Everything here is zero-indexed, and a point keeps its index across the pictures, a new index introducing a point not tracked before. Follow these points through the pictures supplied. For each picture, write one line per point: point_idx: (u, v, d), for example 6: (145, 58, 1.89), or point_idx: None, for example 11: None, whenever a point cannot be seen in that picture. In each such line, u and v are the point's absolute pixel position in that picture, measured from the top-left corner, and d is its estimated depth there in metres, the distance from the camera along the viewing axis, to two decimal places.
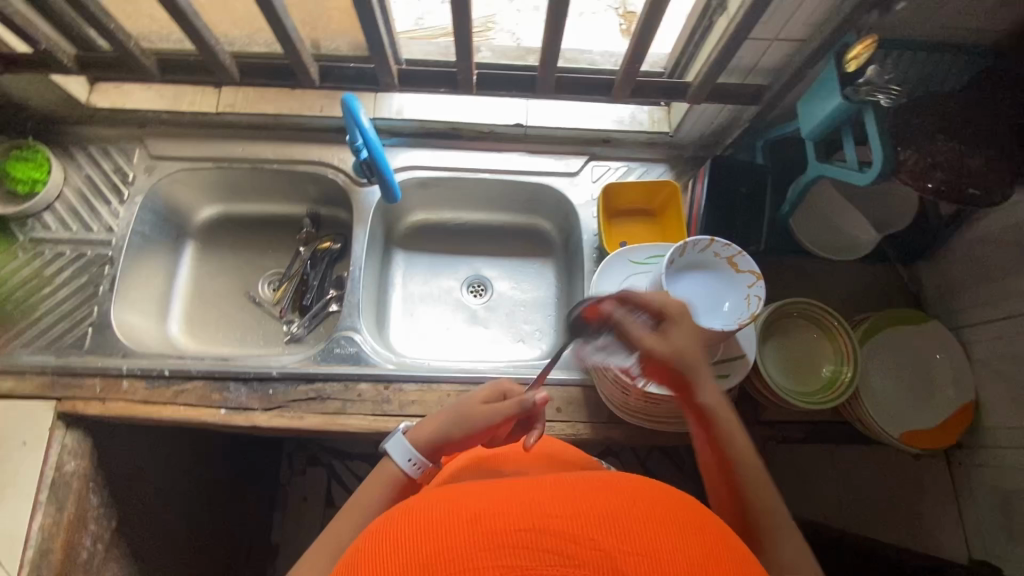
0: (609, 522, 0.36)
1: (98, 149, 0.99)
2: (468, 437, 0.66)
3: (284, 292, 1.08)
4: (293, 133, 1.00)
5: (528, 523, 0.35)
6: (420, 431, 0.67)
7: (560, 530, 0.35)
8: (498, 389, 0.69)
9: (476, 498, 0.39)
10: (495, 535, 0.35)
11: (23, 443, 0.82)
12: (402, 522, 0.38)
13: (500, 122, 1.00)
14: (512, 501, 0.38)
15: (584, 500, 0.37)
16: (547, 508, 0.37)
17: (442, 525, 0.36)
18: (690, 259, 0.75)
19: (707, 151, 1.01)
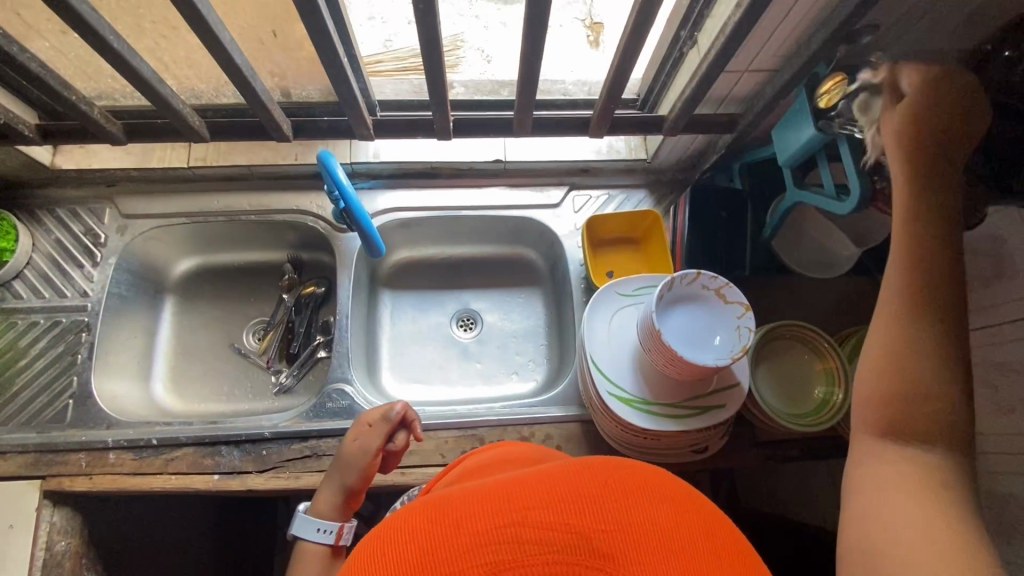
0: (584, 498, 0.35)
1: (66, 211, 0.96)
2: (360, 478, 0.74)
3: (270, 341, 1.06)
4: (269, 182, 0.98)
5: (501, 517, 0.34)
6: (322, 499, 0.75)
7: (540, 517, 0.33)
8: (359, 424, 0.77)
9: (438, 502, 0.36)
10: (468, 537, 0.33)
11: (9, 526, 0.79)
12: (372, 539, 0.36)
13: (479, 158, 0.99)
14: (480, 497, 0.35)
15: (552, 482, 0.36)
16: (518, 497, 0.35)
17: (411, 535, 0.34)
18: (679, 292, 0.75)
19: (686, 174, 1.02)
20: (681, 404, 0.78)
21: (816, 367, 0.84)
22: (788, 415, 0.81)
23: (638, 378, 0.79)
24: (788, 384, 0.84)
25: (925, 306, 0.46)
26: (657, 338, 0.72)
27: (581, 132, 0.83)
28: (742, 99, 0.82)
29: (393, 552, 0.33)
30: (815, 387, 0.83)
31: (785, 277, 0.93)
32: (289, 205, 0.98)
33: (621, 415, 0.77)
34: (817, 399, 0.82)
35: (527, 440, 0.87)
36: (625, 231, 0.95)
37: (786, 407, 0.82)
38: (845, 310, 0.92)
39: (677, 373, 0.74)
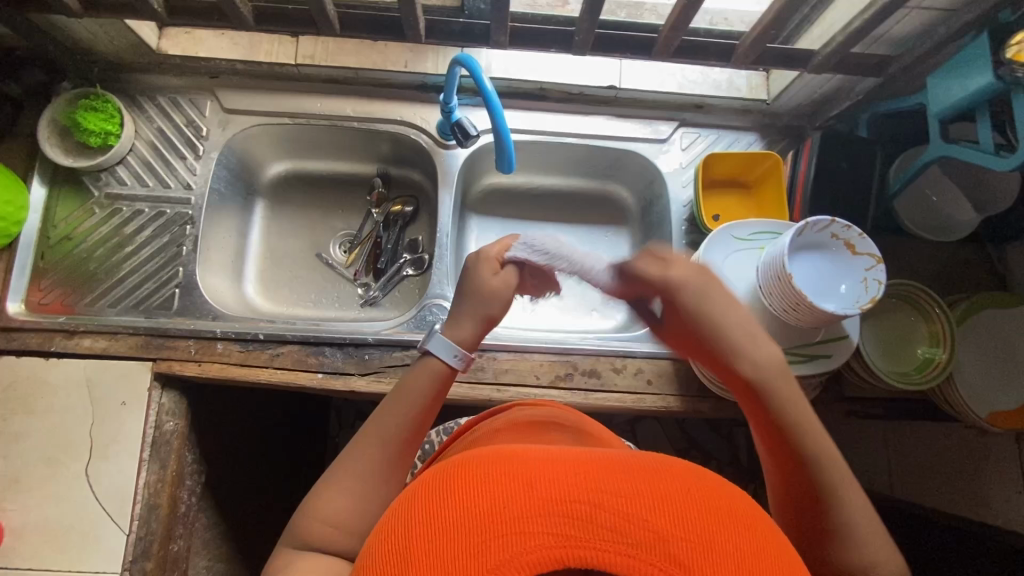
0: (655, 502, 0.38)
1: (167, 100, 0.94)
2: (501, 307, 0.67)
3: (357, 255, 1.06)
4: (374, 89, 0.96)
5: (577, 493, 0.38)
6: (460, 327, 0.66)
7: (612, 506, 0.37)
8: (492, 257, 0.67)
9: (528, 462, 0.41)
10: (549, 504, 0.37)
11: (122, 403, 0.83)
12: (465, 478, 0.41)
13: (592, 82, 0.95)
14: (563, 472, 0.40)
15: (626, 475, 0.40)
16: (598, 482, 0.39)
17: (498, 488, 0.39)
18: (806, 240, 0.74)
19: (802, 121, 0.98)
20: (787, 350, 0.78)
21: (921, 328, 0.83)
22: (888, 372, 0.82)
23: None
24: (888, 343, 0.84)
25: (783, 439, 0.57)
26: (783, 282, 0.71)
27: (722, 63, 0.78)
28: (899, 41, 0.77)
29: (482, 498, 0.39)
30: (917, 346, 0.83)
31: (896, 237, 0.92)
32: (393, 115, 0.96)
33: None
34: (919, 359, 0.82)
35: (619, 371, 0.88)
36: (737, 171, 0.92)
37: (886, 365, 0.82)
38: (952, 277, 0.91)
39: (797, 320, 0.74)
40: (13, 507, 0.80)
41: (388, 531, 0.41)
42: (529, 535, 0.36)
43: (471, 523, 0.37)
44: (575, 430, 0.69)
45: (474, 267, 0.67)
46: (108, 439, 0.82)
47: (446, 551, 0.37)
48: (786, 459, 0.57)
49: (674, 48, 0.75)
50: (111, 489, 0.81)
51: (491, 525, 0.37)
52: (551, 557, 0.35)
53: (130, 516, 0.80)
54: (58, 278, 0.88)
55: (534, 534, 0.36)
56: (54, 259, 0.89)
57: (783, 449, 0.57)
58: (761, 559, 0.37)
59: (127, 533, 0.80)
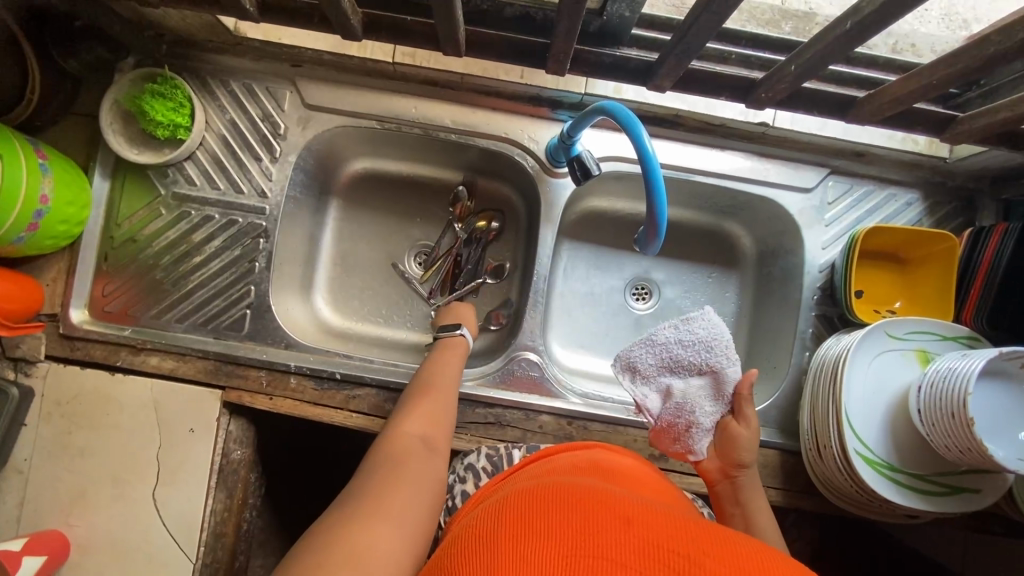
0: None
1: (242, 88, 0.82)
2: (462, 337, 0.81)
3: (435, 273, 0.97)
4: (478, 97, 0.81)
5: (675, 545, 0.40)
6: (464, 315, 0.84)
7: (711, 568, 0.38)
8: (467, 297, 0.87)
9: (628, 508, 0.44)
10: (649, 546, 0.39)
11: (190, 429, 0.78)
12: (565, 497, 0.45)
13: (740, 116, 0.79)
14: (667, 526, 0.42)
15: (729, 551, 0.40)
16: (701, 545, 0.40)
17: (599, 516, 0.41)
18: (991, 365, 0.62)
19: (979, 184, 0.83)
20: (929, 478, 0.69)
21: None
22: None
23: (885, 439, 0.70)
24: None
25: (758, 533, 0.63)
26: (956, 421, 0.60)
27: (929, 134, 0.63)
28: None
29: (581, 513, 0.42)
30: None
31: None
32: (496, 129, 0.82)
33: (866, 478, 0.68)
34: None
35: None
36: (899, 244, 0.78)
37: None
38: None
39: (957, 459, 0.64)
40: (81, 522, 0.78)
41: (480, 525, 0.44)
42: (620, 557, 0.38)
43: (565, 525, 0.40)
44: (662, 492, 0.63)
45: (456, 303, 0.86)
46: (176, 465, 0.78)
47: (542, 552, 0.38)
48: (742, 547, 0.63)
49: (880, 113, 0.59)
50: (178, 516, 0.78)
51: (586, 535, 0.39)
52: None
53: (196, 546, 0.78)
54: (123, 284, 0.81)
55: (628, 560, 0.38)
56: (118, 262, 0.81)
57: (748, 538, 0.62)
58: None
59: (193, 560, 0.78)
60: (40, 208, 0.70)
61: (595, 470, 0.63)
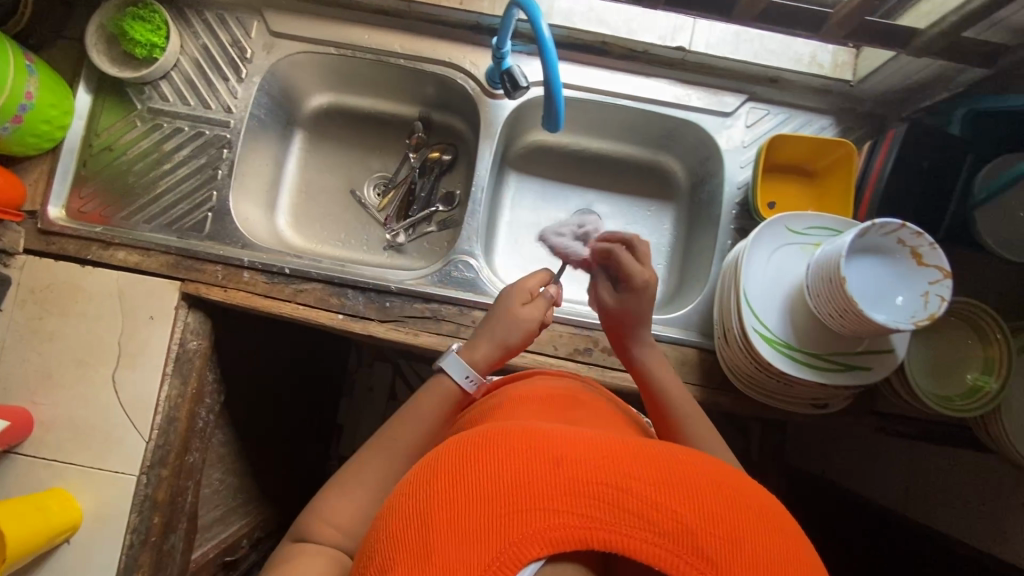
0: (687, 493, 0.39)
1: (215, 17, 0.91)
2: (519, 341, 0.73)
3: (390, 200, 1.04)
4: (424, 26, 0.90)
5: (605, 475, 0.39)
6: (477, 350, 0.71)
7: (641, 494, 0.39)
8: (521, 292, 0.75)
9: (554, 440, 0.42)
10: (577, 485, 0.39)
11: (149, 317, 0.85)
12: (489, 444, 0.42)
13: (659, 41, 0.87)
14: (595, 453, 0.41)
15: (656, 464, 0.41)
16: (629, 468, 0.40)
17: (524, 459, 0.40)
18: (868, 245, 0.68)
19: (886, 110, 0.88)
20: (825, 356, 0.74)
21: (977, 352, 0.77)
22: (932, 395, 0.76)
23: (783, 320, 0.75)
24: (937, 363, 0.78)
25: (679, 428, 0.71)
26: (835, 283, 0.66)
27: (809, 34, 0.70)
28: (1019, 29, 0.67)
29: (507, 464, 0.40)
30: (968, 371, 0.77)
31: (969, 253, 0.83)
32: (441, 55, 0.91)
33: (763, 354, 0.73)
34: (967, 385, 0.76)
35: None
36: (805, 156, 0.85)
37: (929, 385, 0.77)
38: None
39: (843, 328, 0.69)
40: (45, 401, 0.84)
41: (412, 486, 0.42)
42: (552, 508, 0.37)
43: (493, 484, 0.39)
44: (601, 410, 0.68)
45: (508, 300, 0.75)
46: (135, 350, 0.85)
47: (474, 517, 0.37)
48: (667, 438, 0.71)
49: (757, 10, 0.67)
50: (134, 397, 0.84)
51: (516, 493, 0.38)
52: (578, 537, 0.37)
53: (150, 426, 0.84)
54: (98, 188, 0.89)
55: (559, 512, 0.37)
56: (95, 168, 0.90)
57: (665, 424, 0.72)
58: (785, 556, 0.38)
59: (146, 440, 0.84)
60: (24, 103, 0.79)
61: (539, 402, 0.65)
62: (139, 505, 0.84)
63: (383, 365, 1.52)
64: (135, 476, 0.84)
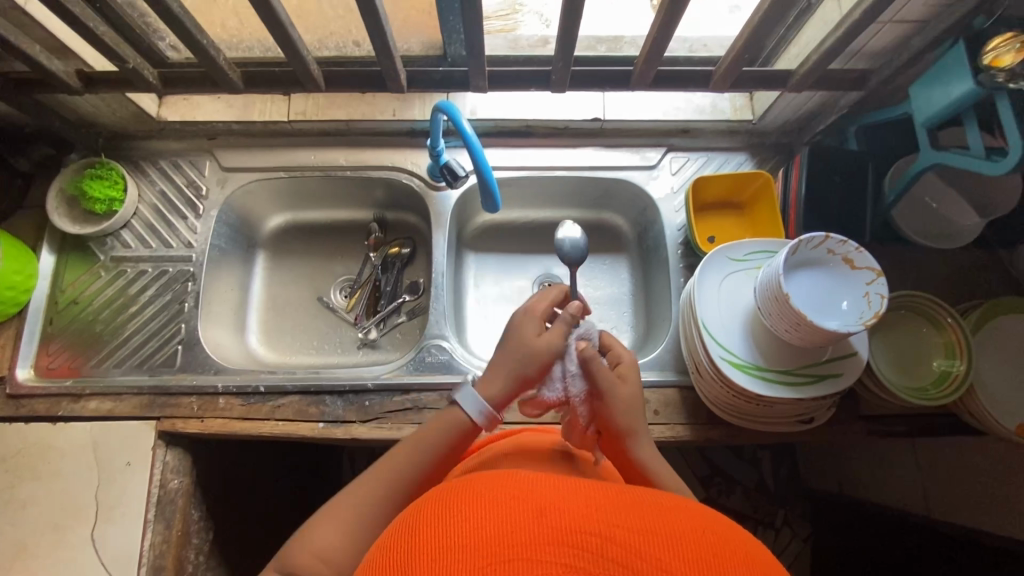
0: (673, 542, 0.35)
1: (169, 164, 0.98)
2: (538, 371, 0.66)
3: (357, 299, 1.06)
4: (364, 138, 0.99)
5: (588, 522, 0.35)
6: (492, 383, 0.66)
7: (624, 542, 0.34)
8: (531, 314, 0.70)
9: (540, 489, 0.39)
10: (560, 533, 0.34)
11: (127, 464, 0.83)
12: (470, 497, 0.39)
13: (576, 116, 0.97)
14: (578, 500, 0.37)
15: (641, 514, 0.37)
16: (613, 516, 0.36)
17: (506, 511, 0.36)
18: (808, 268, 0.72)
19: (790, 138, 0.97)
20: (797, 371, 0.76)
21: (936, 340, 0.80)
22: (906, 389, 0.78)
23: (748, 343, 0.77)
24: (904, 357, 0.81)
25: None
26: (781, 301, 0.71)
27: (701, 88, 0.79)
28: (874, 54, 0.77)
29: (487, 516, 0.36)
30: (934, 359, 0.79)
31: (900, 248, 0.89)
32: (385, 162, 0.98)
33: (735, 379, 0.75)
34: (936, 373, 0.79)
35: None
36: (728, 191, 0.93)
37: (902, 380, 0.79)
38: (962, 283, 0.87)
39: (801, 339, 0.72)
40: None
41: (393, 539, 0.38)
42: (532, 557, 0.33)
43: (472, 536, 0.35)
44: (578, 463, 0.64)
45: (517, 324, 0.70)
46: (113, 502, 0.81)
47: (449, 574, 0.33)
48: None
49: (650, 77, 0.76)
50: (116, 553, 0.80)
51: (494, 543, 0.34)
52: None
53: None
54: (65, 343, 0.90)
55: (541, 561, 0.33)
56: (62, 324, 0.91)
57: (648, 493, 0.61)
58: None
59: None
60: None
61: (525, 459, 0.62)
62: None
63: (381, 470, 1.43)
64: None
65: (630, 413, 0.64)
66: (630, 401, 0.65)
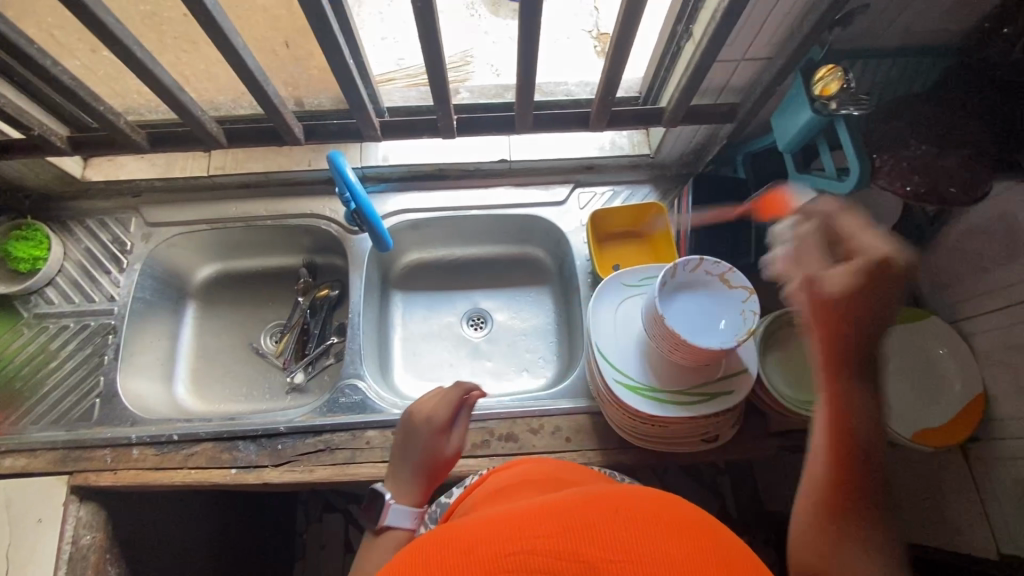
0: (593, 531, 0.37)
1: (95, 222, 1.01)
2: (442, 466, 0.71)
3: (285, 343, 1.08)
4: (284, 189, 1.03)
5: (511, 545, 0.36)
6: (405, 489, 0.69)
7: (546, 549, 0.36)
8: (423, 411, 0.72)
9: (462, 531, 0.39)
10: (486, 565, 0.36)
11: (37, 520, 0.83)
12: (404, 557, 0.39)
13: (485, 158, 1.02)
14: (502, 527, 0.38)
15: (561, 515, 0.38)
16: (534, 527, 0.37)
17: (435, 561, 0.37)
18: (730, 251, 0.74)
19: (689, 169, 1.02)
20: (691, 391, 0.78)
21: None
22: (802, 403, 0.80)
23: (644, 366, 0.79)
24: (800, 371, 0.83)
25: (852, 442, 0.51)
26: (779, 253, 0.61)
27: (581, 127, 0.84)
28: (739, 90, 0.83)
29: (418, 568, 0.37)
30: None
31: None
32: (304, 210, 1.03)
33: (629, 402, 0.77)
34: None
35: (536, 433, 0.88)
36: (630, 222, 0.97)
37: (799, 394, 0.82)
38: None
39: (687, 360, 0.74)
40: None
41: None
42: None
43: None
44: (545, 481, 0.61)
45: (415, 421, 0.72)
46: (20, 561, 0.81)
47: None
48: (849, 441, 0.51)
49: (530, 120, 0.81)
50: None
51: None
52: None
53: None
54: None
55: None
56: None
57: (838, 374, 0.53)
58: (698, 558, 0.36)
59: None
60: None
61: (490, 496, 0.59)
62: None
63: (334, 517, 1.30)
64: None
65: (865, 292, 0.52)
66: (856, 284, 0.52)
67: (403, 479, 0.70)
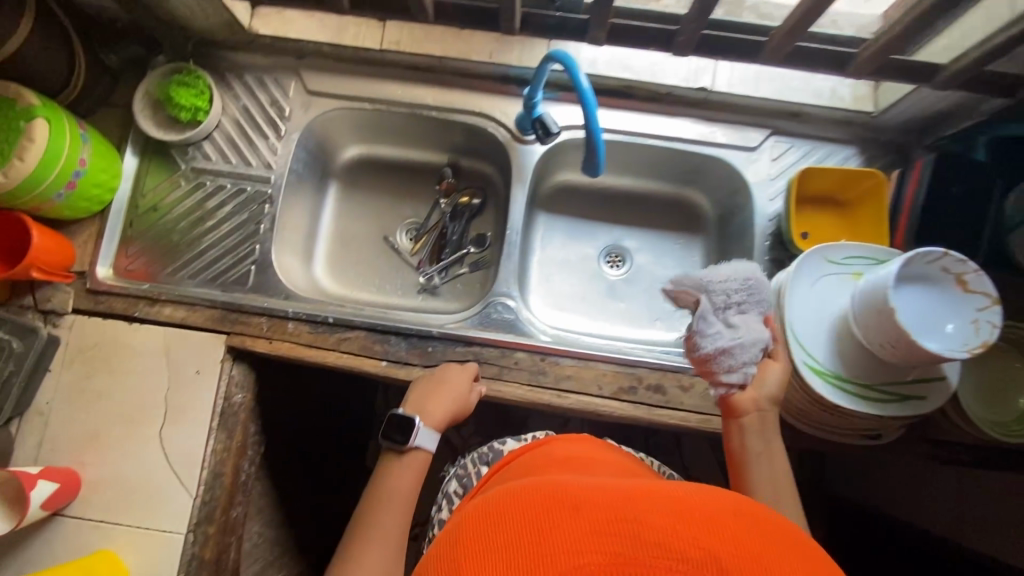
0: (705, 521, 0.36)
1: (254, 79, 0.95)
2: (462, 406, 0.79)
3: (423, 243, 1.05)
4: (454, 79, 0.95)
5: (621, 514, 0.36)
6: (433, 409, 0.77)
7: (658, 524, 0.35)
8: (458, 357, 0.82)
9: (568, 491, 0.39)
10: (599, 523, 0.35)
11: (196, 372, 0.85)
12: (498, 505, 0.39)
13: (682, 83, 0.92)
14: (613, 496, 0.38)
15: (674, 500, 0.38)
16: (645, 504, 0.37)
17: (536, 513, 0.37)
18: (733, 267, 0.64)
19: (908, 139, 0.90)
20: (877, 387, 0.73)
21: None
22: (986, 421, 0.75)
23: (834, 352, 0.74)
24: (991, 388, 0.77)
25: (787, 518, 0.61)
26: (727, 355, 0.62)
27: None
28: None
29: (523, 514, 0.37)
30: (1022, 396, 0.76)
31: None
32: (472, 105, 0.95)
33: (814, 386, 0.73)
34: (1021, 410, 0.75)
35: (686, 390, 0.85)
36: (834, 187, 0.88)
37: (984, 412, 0.76)
38: None
39: (896, 358, 0.69)
40: (93, 461, 0.83)
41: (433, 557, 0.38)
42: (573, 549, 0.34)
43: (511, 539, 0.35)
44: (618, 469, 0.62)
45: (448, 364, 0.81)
46: (180, 406, 0.85)
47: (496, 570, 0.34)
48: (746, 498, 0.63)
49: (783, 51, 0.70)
50: (180, 455, 0.84)
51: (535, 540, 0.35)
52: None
53: (197, 482, 0.83)
54: (144, 247, 0.92)
55: (581, 551, 0.33)
56: (141, 228, 0.92)
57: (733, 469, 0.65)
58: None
59: (192, 496, 0.83)
60: (78, 169, 0.81)
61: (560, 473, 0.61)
62: (186, 565, 0.81)
63: None
64: (181, 535, 0.82)
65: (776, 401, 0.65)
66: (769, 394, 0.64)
67: (431, 398, 0.78)
